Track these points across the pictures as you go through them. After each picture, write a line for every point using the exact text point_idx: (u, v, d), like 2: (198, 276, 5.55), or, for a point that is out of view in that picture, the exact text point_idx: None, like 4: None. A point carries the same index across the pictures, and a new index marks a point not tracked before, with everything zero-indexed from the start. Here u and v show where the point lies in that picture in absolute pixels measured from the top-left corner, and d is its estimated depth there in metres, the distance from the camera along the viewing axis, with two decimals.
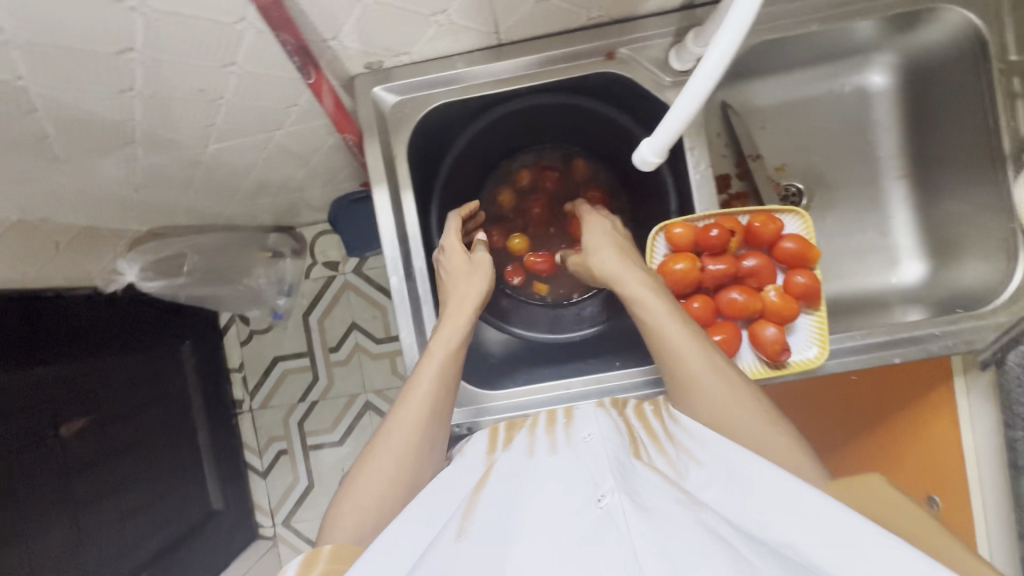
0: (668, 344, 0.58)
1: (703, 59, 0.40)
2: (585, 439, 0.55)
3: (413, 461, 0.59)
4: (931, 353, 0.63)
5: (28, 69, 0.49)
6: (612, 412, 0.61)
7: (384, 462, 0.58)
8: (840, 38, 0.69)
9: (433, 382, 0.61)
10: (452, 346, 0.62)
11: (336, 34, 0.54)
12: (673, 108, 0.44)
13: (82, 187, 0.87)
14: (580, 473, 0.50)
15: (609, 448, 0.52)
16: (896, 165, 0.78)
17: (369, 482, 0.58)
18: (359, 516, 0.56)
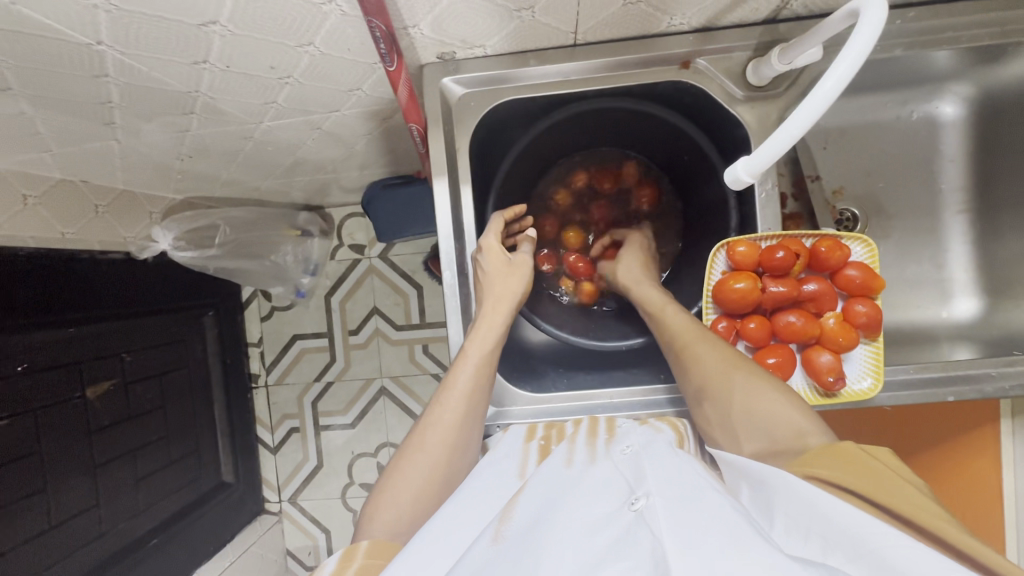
0: (718, 369, 0.58)
1: (815, 87, 0.40)
2: (625, 450, 0.56)
3: (448, 460, 0.59)
4: (984, 394, 0.61)
5: (110, 33, 0.49)
6: (660, 432, 0.60)
7: (421, 462, 0.58)
8: (918, 66, 0.68)
9: (469, 382, 0.61)
10: (486, 346, 0.62)
11: (417, 22, 0.53)
12: (777, 131, 0.43)
13: (130, 152, 0.86)
14: (622, 486, 0.50)
15: (649, 465, 0.52)
16: (957, 199, 0.77)
17: (404, 481, 0.57)
18: (396, 513, 0.55)
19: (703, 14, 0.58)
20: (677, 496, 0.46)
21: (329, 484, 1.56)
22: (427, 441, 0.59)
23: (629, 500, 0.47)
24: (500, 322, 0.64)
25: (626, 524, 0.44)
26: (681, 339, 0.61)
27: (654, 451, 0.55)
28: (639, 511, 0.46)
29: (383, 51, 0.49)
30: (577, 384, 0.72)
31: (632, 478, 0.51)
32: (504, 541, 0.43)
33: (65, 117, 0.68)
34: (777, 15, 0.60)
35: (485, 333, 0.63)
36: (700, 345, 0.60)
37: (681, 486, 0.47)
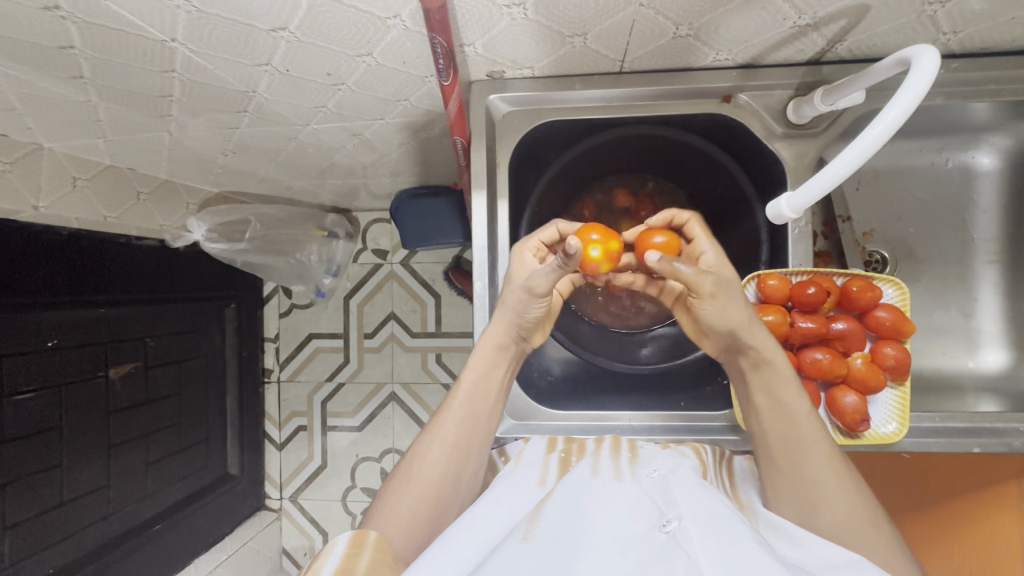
0: (840, 516, 0.54)
1: (860, 135, 0.42)
2: (651, 474, 0.56)
3: (445, 484, 0.62)
4: (1012, 448, 0.60)
5: (184, 32, 0.51)
6: (682, 453, 0.61)
7: (421, 483, 0.61)
8: (958, 116, 0.68)
9: (472, 402, 0.64)
10: (483, 369, 0.65)
11: (473, 41, 0.55)
12: (818, 175, 0.45)
13: (177, 144, 0.90)
14: (646, 507, 0.50)
15: (677, 492, 0.52)
16: (989, 250, 0.76)
17: (405, 501, 0.60)
18: (395, 529, 0.58)
19: (750, 52, 0.59)
20: (705, 525, 0.46)
21: (331, 486, 1.56)
22: (430, 455, 0.63)
23: (659, 523, 0.47)
24: (501, 343, 0.65)
25: (659, 546, 0.44)
26: (806, 466, 0.56)
27: (679, 477, 0.55)
28: (670, 533, 0.46)
29: (441, 66, 0.50)
30: (595, 403, 0.72)
31: (656, 500, 0.51)
32: (533, 540, 0.47)
33: (128, 107, 0.71)
34: (821, 58, 0.61)
35: (491, 353, 0.65)
36: (825, 479, 0.55)
37: (709, 515, 0.48)
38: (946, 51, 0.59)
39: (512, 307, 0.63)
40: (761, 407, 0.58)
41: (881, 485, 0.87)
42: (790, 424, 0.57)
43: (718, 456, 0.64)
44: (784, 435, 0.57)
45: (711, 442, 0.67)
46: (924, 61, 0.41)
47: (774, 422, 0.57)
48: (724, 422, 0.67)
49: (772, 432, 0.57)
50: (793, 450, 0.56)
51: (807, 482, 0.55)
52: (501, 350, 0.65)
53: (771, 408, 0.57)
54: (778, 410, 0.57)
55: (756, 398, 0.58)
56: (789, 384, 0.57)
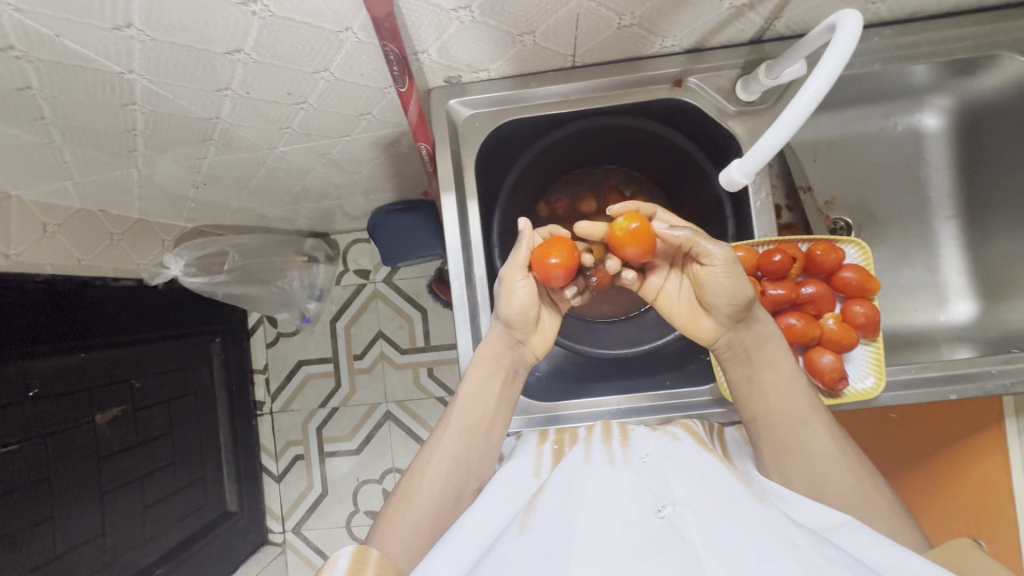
0: (844, 483, 0.57)
1: (795, 96, 0.44)
2: (643, 457, 0.57)
3: (444, 497, 0.62)
4: (987, 392, 0.62)
5: (140, 63, 0.52)
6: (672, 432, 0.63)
7: (422, 498, 0.62)
8: (899, 80, 0.71)
9: (469, 413, 0.65)
10: (478, 379, 0.65)
11: (427, 47, 0.57)
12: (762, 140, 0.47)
13: (146, 181, 0.90)
14: (649, 491, 0.51)
15: (672, 470, 0.54)
16: (946, 206, 0.79)
17: (406, 515, 0.61)
18: (401, 544, 0.58)
19: (693, 35, 0.61)
20: (702, 501, 0.49)
21: (334, 513, 1.54)
22: (430, 469, 0.64)
23: (656, 508, 0.49)
24: (492, 351, 0.65)
25: (656, 531, 0.46)
26: (810, 440, 0.57)
27: (675, 462, 0.55)
28: (666, 518, 0.47)
29: (396, 73, 0.52)
30: (583, 392, 0.73)
31: (651, 483, 0.53)
32: (528, 529, 0.48)
33: (92, 146, 0.72)
34: (762, 36, 0.64)
35: (484, 362, 0.65)
36: (825, 450, 0.57)
37: (703, 486, 0.51)
38: (877, 19, 0.63)
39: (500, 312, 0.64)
40: (766, 383, 0.59)
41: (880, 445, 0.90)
42: (793, 398, 0.58)
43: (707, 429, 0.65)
44: (784, 415, 0.58)
45: (698, 417, 0.68)
46: (847, 24, 0.44)
47: (779, 398, 0.59)
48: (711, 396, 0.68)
49: (778, 407, 0.58)
50: (797, 422, 0.58)
51: (813, 458, 0.57)
52: (494, 359, 0.65)
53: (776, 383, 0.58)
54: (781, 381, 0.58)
55: (762, 375, 0.59)
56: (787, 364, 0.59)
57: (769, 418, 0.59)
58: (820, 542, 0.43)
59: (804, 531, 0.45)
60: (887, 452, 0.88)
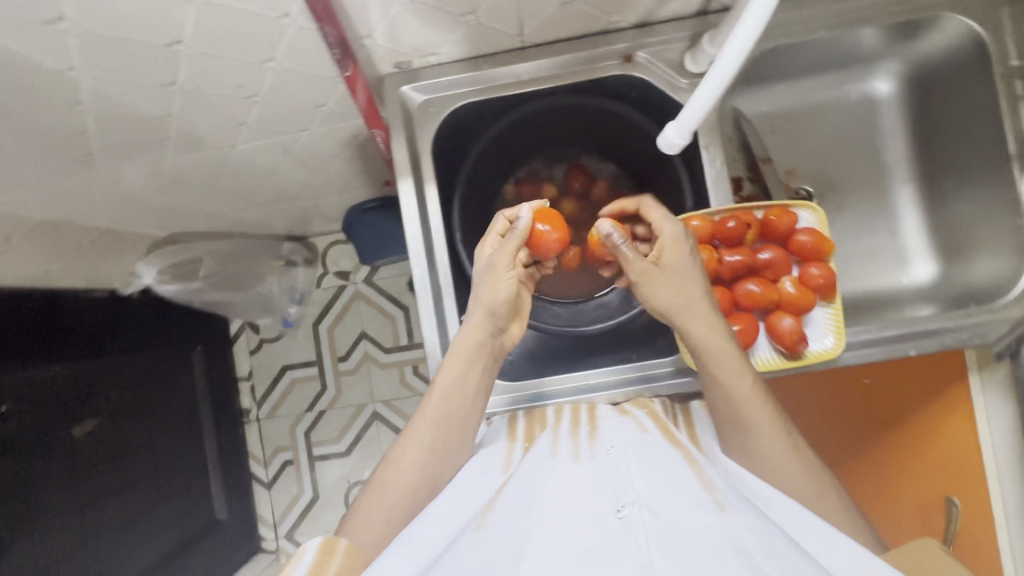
0: (796, 479, 0.57)
1: (723, 52, 0.45)
2: (608, 450, 0.57)
3: (417, 487, 0.63)
4: (946, 346, 0.63)
5: (80, 60, 0.52)
6: (633, 413, 0.64)
7: (395, 489, 0.62)
8: (848, 46, 0.72)
9: (445, 403, 0.64)
10: (458, 371, 0.63)
11: (371, 32, 0.57)
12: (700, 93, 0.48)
13: (110, 188, 0.89)
14: (610, 486, 0.52)
15: (636, 460, 0.55)
16: (903, 170, 0.80)
17: (377, 506, 0.61)
18: (373, 536, 0.59)
19: (638, 9, 0.62)
20: (660, 493, 0.50)
21: (326, 517, 1.53)
22: (405, 459, 0.64)
23: (615, 508, 0.48)
24: (471, 343, 0.63)
25: (612, 531, 0.45)
26: (760, 442, 0.58)
27: (636, 454, 0.56)
28: (624, 519, 0.46)
29: (337, 56, 0.52)
30: (552, 370, 0.74)
31: (611, 476, 0.53)
32: (484, 527, 0.50)
33: (47, 152, 0.71)
34: (707, 7, 0.64)
35: (461, 354, 0.63)
36: (776, 451, 0.58)
37: (664, 480, 0.52)
38: None
39: (482, 299, 0.63)
40: (717, 384, 0.59)
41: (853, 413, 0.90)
42: (742, 403, 0.58)
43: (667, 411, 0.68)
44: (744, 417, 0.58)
45: (660, 390, 0.69)
46: None
47: (730, 401, 0.58)
48: (674, 366, 0.69)
49: (727, 409, 0.59)
50: (745, 424, 0.58)
51: (769, 454, 0.57)
52: (477, 350, 0.64)
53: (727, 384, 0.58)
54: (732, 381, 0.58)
55: (714, 376, 0.59)
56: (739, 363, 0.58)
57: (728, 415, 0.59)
58: (771, 537, 0.45)
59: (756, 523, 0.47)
60: None
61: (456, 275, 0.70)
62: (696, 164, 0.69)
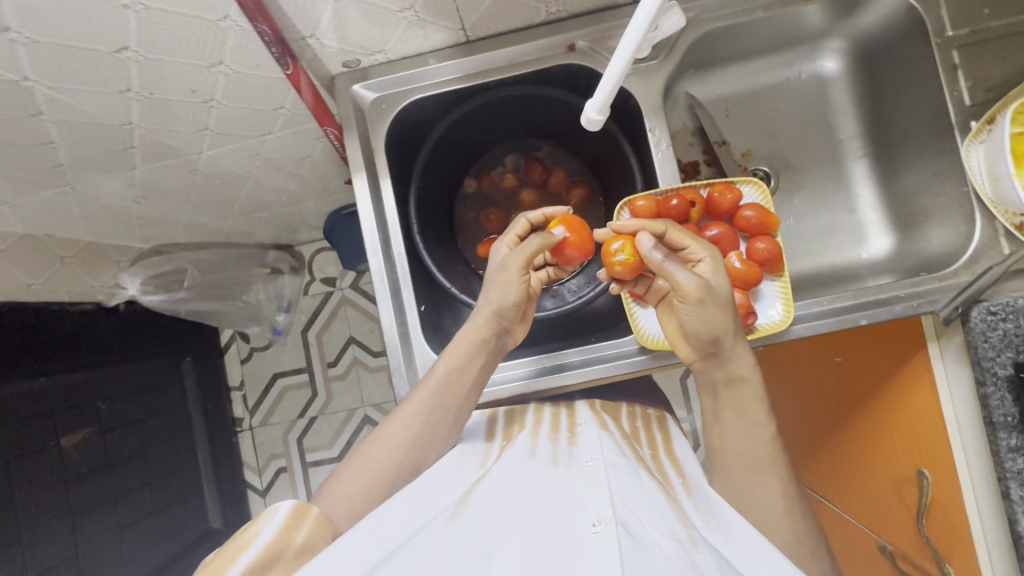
0: (768, 511, 0.56)
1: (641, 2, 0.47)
2: (587, 461, 0.57)
3: (396, 466, 0.62)
4: (895, 314, 0.64)
5: (33, 69, 0.55)
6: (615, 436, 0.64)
7: (376, 464, 0.62)
8: (791, 26, 0.73)
9: (439, 391, 0.64)
10: (458, 361, 0.64)
11: (314, 32, 0.59)
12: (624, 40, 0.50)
13: (86, 200, 0.92)
14: (579, 513, 0.47)
15: (606, 477, 0.51)
16: (857, 146, 0.81)
17: (356, 479, 0.61)
18: (347, 507, 0.58)
19: None
20: (623, 497, 0.48)
21: None
22: (390, 439, 0.63)
23: (591, 521, 0.44)
24: (476, 336, 0.65)
25: (580, 548, 0.41)
26: (758, 489, 0.56)
27: (614, 463, 0.55)
28: (598, 531, 0.42)
29: (276, 54, 0.55)
30: (518, 358, 0.74)
31: (582, 485, 0.51)
32: (459, 518, 0.48)
33: (16, 165, 0.74)
34: None
35: (462, 344, 0.65)
36: (771, 499, 0.56)
37: (627, 497, 0.48)
38: None
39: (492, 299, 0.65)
40: (726, 422, 0.59)
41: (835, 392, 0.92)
42: (749, 441, 0.58)
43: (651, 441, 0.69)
44: (739, 445, 0.58)
45: (615, 370, 0.69)
46: None
47: (736, 441, 0.58)
48: (636, 347, 0.69)
49: (732, 447, 0.58)
50: (749, 464, 0.57)
51: (749, 482, 0.57)
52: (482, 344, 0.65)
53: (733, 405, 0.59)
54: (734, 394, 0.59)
55: (726, 414, 0.59)
56: (758, 403, 0.58)
57: (729, 442, 0.59)
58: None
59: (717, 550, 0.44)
60: (840, 397, 0.91)
61: (414, 266, 0.71)
62: (644, 148, 0.71)
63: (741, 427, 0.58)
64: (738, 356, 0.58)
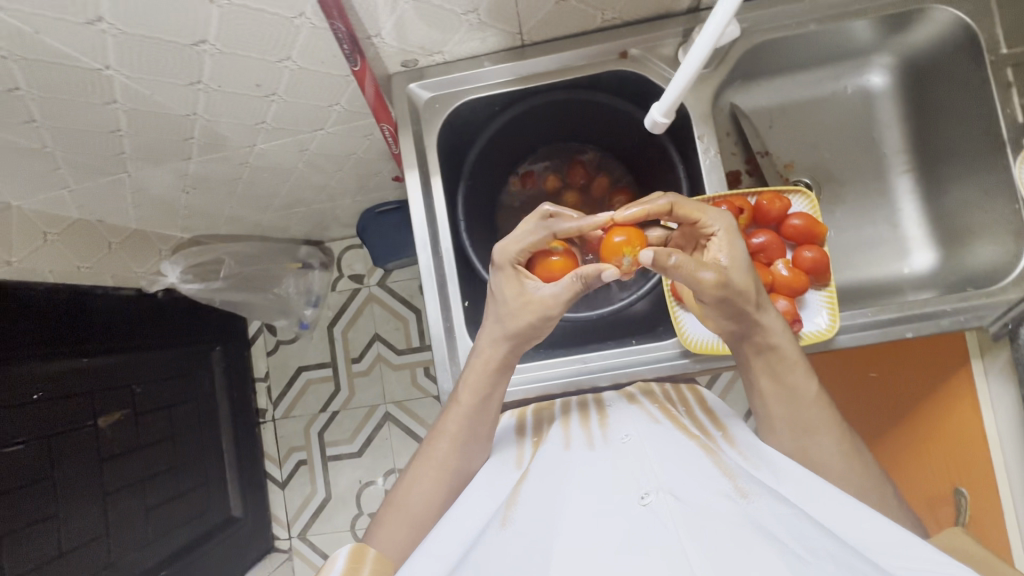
0: (833, 469, 0.58)
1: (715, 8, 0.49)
2: (624, 439, 0.55)
3: (437, 496, 0.64)
4: (942, 328, 0.64)
5: (116, 59, 0.58)
6: (645, 405, 0.64)
7: (416, 499, 0.64)
8: (840, 40, 0.74)
9: (463, 418, 0.64)
10: (481, 392, 0.64)
11: (379, 31, 0.61)
12: (697, 41, 0.52)
13: (138, 189, 0.95)
14: (630, 481, 0.47)
15: (649, 454, 0.51)
16: (902, 161, 0.81)
17: (401, 515, 0.64)
18: (397, 543, 0.61)
19: (631, 7, 0.65)
20: (672, 471, 0.48)
21: (338, 517, 1.54)
22: (427, 471, 0.65)
23: (639, 494, 0.45)
24: (496, 365, 0.64)
25: (631, 519, 0.42)
26: (812, 447, 0.59)
27: (652, 437, 0.54)
28: (648, 506, 0.43)
29: (347, 51, 0.57)
30: (555, 356, 0.75)
31: (624, 462, 0.51)
32: (510, 524, 0.48)
33: (81, 151, 0.77)
34: (699, 5, 0.67)
35: (479, 366, 0.64)
36: (835, 462, 0.58)
37: (672, 464, 0.49)
38: None
39: (506, 320, 0.62)
40: (767, 391, 0.61)
41: (873, 404, 0.91)
42: (794, 406, 0.60)
43: (683, 403, 0.68)
44: (790, 411, 0.60)
45: (655, 371, 0.70)
46: None
47: (781, 406, 0.61)
48: (678, 350, 0.70)
49: (776, 414, 0.61)
50: (796, 426, 0.60)
51: (811, 447, 0.59)
52: (499, 365, 0.64)
53: (779, 393, 0.60)
54: (785, 393, 0.60)
55: (762, 380, 0.62)
56: (795, 367, 0.60)
57: (776, 407, 0.61)
58: (798, 519, 0.42)
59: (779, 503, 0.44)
60: (879, 409, 0.90)
61: (460, 263, 0.73)
62: (691, 155, 0.72)
63: (788, 397, 0.60)
64: (768, 325, 0.59)
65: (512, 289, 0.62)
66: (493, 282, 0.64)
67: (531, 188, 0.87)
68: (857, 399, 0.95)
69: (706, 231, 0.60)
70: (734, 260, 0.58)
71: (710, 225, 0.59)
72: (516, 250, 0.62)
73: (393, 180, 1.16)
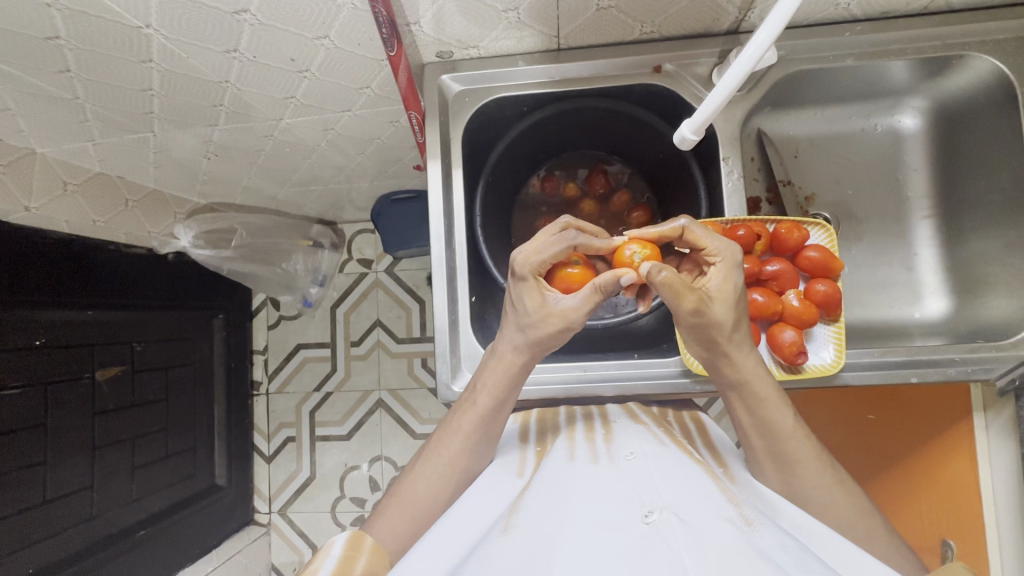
0: (817, 507, 0.57)
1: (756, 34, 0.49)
2: (629, 456, 0.55)
3: (443, 494, 0.64)
4: (948, 377, 0.63)
5: (157, 18, 0.59)
6: (652, 428, 0.64)
7: (421, 494, 0.64)
8: (876, 79, 0.74)
9: (475, 420, 0.64)
10: (499, 395, 0.63)
11: (418, 20, 0.61)
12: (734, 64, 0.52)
13: (162, 150, 0.95)
14: (633, 497, 0.46)
15: (652, 472, 0.50)
16: (924, 206, 0.80)
17: (402, 507, 0.63)
18: (398, 536, 0.61)
19: (671, 23, 0.65)
20: (674, 487, 0.47)
21: (320, 497, 1.54)
22: (433, 465, 0.65)
23: (642, 512, 0.44)
24: (516, 369, 0.63)
25: (637, 536, 0.41)
26: (796, 482, 0.57)
27: (656, 458, 0.53)
28: (653, 524, 0.42)
29: (385, 35, 0.57)
30: (556, 361, 0.75)
31: (628, 477, 0.50)
32: (513, 530, 0.47)
33: (111, 105, 0.77)
34: (738, 27, 0.67)
35: (496, 371, 0.63)
36: (837, 507, 0.57)
37: (676, 481, 0.48)
38: (850, 16, 0.66)
39: (526, 329, 0.61)
40: (746, 424, 0.59)
41: (871, 447, 0.90)
42: (775, 441, 0.58)
43: (686, 432, 0.69)
44: (771, 449, 0.58)
45: (655, 386, 0.70)
46: None
47: (762, 439, 0.58)
48: (680, 368, 0.70)
49: (759, 446, 0.59)
50: (779, 459, 0.57)
51: (806, 492, 0.57)
52: (516, 373, 0.63)
53: (760, 430, 0.58)
54: (764, 431, 0.58)
55: (739, 413, 0.60)
56: (779, 405, 0.58)
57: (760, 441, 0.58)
58: (802, 554, 0.41)
59: (771, 531, 0.43)
60: (876, 453, 0.89)
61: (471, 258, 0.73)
62: (714, 175, 0.72)
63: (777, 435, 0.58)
64: (737, 360, 0.57)
65: (532, 292, 0.61)
66: (514, 290, 0.63)
67: (550, 191, 0.88)
68: (856, 442, 0.94)
69: (709, 258, 0.58)
70: (719, 288, 0.56)
71: (716, 253, 0.58)
72: (531, 261, 0.61)
73: (413, 168, 1.16)
